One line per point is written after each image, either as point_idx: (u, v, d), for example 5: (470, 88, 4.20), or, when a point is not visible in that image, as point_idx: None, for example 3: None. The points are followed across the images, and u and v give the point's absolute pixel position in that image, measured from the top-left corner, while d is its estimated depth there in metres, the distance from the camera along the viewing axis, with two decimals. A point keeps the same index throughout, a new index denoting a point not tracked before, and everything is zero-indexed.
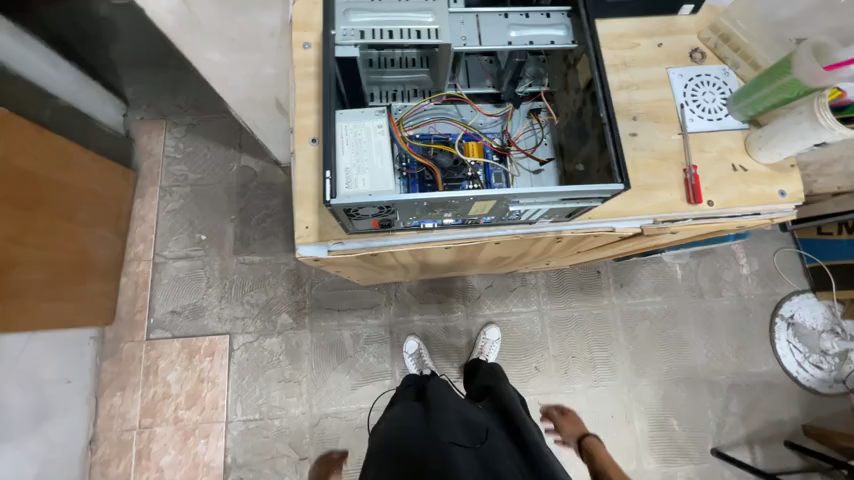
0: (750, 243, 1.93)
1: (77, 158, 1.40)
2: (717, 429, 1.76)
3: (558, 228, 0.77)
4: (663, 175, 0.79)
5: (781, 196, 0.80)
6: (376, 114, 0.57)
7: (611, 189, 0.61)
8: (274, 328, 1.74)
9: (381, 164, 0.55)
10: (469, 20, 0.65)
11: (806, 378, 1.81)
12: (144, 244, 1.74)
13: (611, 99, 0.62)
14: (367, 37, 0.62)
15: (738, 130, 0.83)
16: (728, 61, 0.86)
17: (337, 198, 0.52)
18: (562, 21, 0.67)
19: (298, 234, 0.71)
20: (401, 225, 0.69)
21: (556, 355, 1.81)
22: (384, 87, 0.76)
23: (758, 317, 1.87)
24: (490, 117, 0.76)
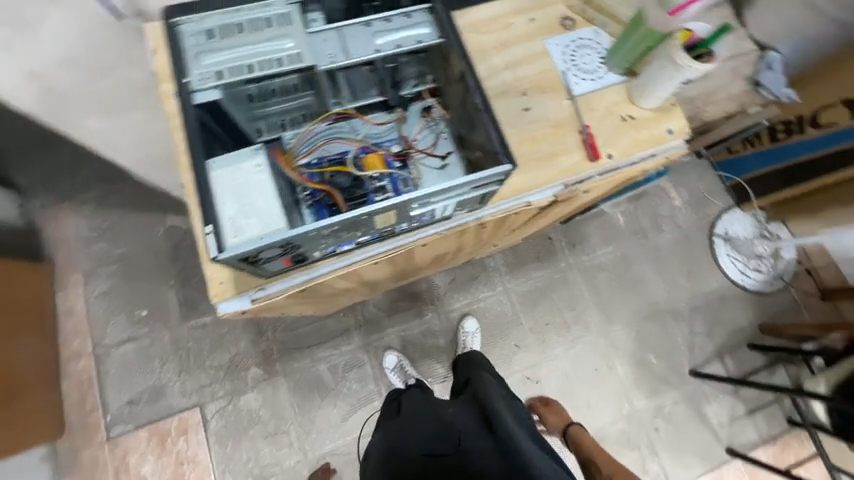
0: (675, 176, 2.07)
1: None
2: (690, 353, 1.89)
3: (477, 216, 0.79)
4: (561, 141, 0.83)
5: (669, 134, 0.86)
6: (252, 153, 0.55)
7: (501, 171, 0.62)
8: (245, 385, 1.65)
9: (267, 204, 0.53)
10: (332, 36, 0.64)
11: (752, 284, 1.97)
12: (79, 338, 1.60)
13: (483, 86, 0.63)
14: (226, 76, 0.57)
15: (619, 84, 0.87)
16: (597, 21, 0.90)
17: (225, 252, 0.50)
18: (425, 18, 0.66)
19: (213, 291, 0.68)
20: (317, 254, 0.68)
21: (531, 328, 1.85)
22: (271, 119, 0.73)
23: (699, 241, 2.02)
24: (384, 125, 0.75)
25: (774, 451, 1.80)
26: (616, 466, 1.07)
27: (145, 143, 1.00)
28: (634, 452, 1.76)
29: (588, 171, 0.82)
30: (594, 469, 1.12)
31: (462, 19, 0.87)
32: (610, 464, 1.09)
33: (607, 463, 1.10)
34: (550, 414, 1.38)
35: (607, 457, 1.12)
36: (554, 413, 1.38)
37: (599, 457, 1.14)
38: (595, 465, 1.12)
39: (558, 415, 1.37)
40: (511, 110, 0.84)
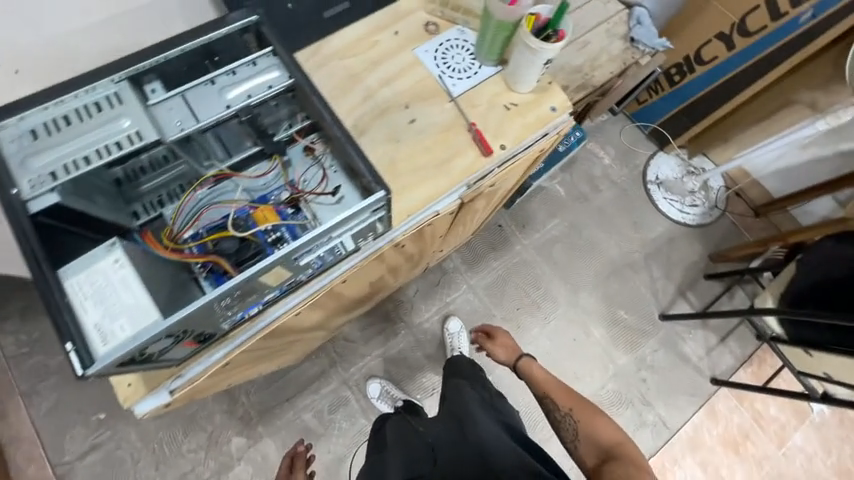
0: (599, 136, 2.15)
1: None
2: (655, 298, 1.96)
3: (389, 238, 0.77)
4: (453, 144, 0.83)
5: (553, 111, 0.88)
6: (107, 248, 0.51)
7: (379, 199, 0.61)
8: (230, 458, 1.56)
9: (134, 299, 0.49)
10: (177, 103, 0.61)
11: (692, 219, 2.07)
12: (35, 464, 1.46)
13: (339, 119, 0.62)
14: (61, 176, 0.53)
15: (494, 75, 0.89)
16: (459, 21, 0.91)
17: (92, 366, 0.46)
18: (272, 62, 0.65)
19: (123, 395, 0.63)
20: (224, 328, 0.64)
21: (504, 317, 1.86)
22: (145, 198, 0.69)
23: (636, 192, 2.10)
24: (267, 174, 0.73)
25: (751, 369, 1.89)
26: (575, 401, 0.97)
27: None
28: (629, 408, 1.80)
29: (485, 166, 0.83)
30: (550, 404, 1.02)
31: (326, 48, 0.87)
32: (567, 398, 0.99)
33: (563, 396, 1.00)
34: (497, 347, 1.24)
35: (564, 390, 1.02)
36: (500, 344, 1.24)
37: (553, 388, 1.03)
38: (550, 399, 1.02)
39: (507, 346, 1.24)
40: (396, 125, 0.83)
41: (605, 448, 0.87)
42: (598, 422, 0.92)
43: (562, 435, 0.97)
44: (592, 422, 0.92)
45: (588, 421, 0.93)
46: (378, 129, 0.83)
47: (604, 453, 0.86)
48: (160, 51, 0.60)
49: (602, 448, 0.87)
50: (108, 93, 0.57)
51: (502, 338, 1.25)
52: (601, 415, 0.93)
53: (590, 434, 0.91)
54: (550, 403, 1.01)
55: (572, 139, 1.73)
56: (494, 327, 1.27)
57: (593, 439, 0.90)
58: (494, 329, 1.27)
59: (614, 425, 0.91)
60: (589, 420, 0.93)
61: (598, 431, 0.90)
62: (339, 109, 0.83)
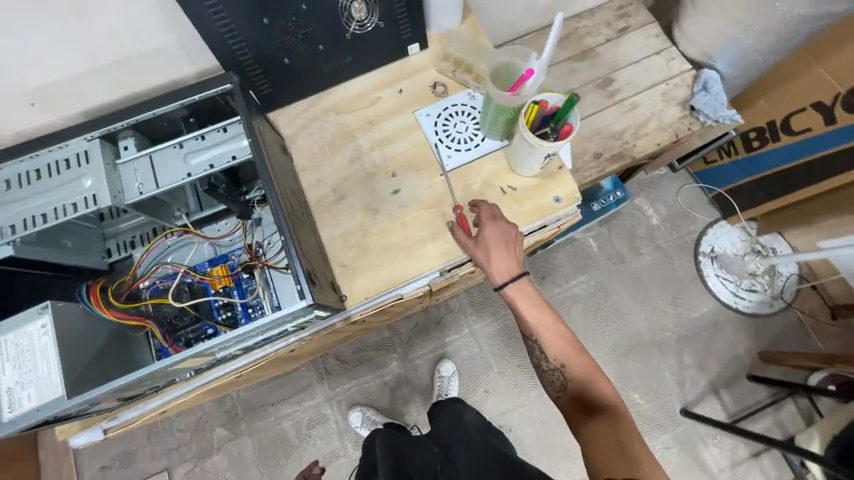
0: (651, 193, 1.92)
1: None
2: (680, 387, 1.73)
3: (344, 315, 0.73)
4: (434, 224, 0.77)
5: (557, 202, 0.78)
6: (39, 311, 0.52)
7: (303, 307, 0.57)
8: (211, 446, 1.67)
9: (48, 370, 0.50)
10: (144, 164, 0.62)
11: (746, 305, 1.79)
12: None
13: (281, 211, 0.58)
14: (19, 229, 0.56)
15: (497, 150, 0.80)
16: (471, 84, 0.85)
17: None
18: (241, 131, 0.63)
19: (60, 429, 0.67)
20: (152, 389, 0.64)
21: (502, 370, 1.74)
22: (122, 237, 0.71)
23: (683, 263, 1.85)
24: (232, 233, 0.72)
25: None
26: (571, 353, 0.71)
27: None
28: None
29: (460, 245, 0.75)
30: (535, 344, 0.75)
31: (326, 100, 0.85)
32: (560, 344, 0.73)
33: (554, 338, 0.74)
34: (479, 250, 0.72)
35: (557, 329, 0.74)
36: (485, 245, 0.72)
37: (543, 326, 0.73)
38: (537, 340, 0.74)
39: (496, 251, 0.72)
40: (378, 194, 0.79)
41: (593, 407, 0.67)
42: (592, 378, 0.70)
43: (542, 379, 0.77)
44: (585, 378, 0.70)
45: (583, 374, 0.71)
46: (359, 195, 0.79)
47: (591, 411, 0.67)
48: (135, 110, 0.61)
49: (590, 407, 0.68)
50: (79, 150, 0.60)
51: (490, 237, 0.72)
52: (596, 368, 0.71)
53: (579, 390, 0.70)
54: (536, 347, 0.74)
55: (610, 198, 1.48)
56: (481, 214, 0.73)
57: (580, 396, 0.70)
58: (482, 217, 0.73)
59: (609, 381, 0.70)
60: (582, 374, 0.71)
61: (590, 390, 0.69)
62: (326, 169, 0.80)
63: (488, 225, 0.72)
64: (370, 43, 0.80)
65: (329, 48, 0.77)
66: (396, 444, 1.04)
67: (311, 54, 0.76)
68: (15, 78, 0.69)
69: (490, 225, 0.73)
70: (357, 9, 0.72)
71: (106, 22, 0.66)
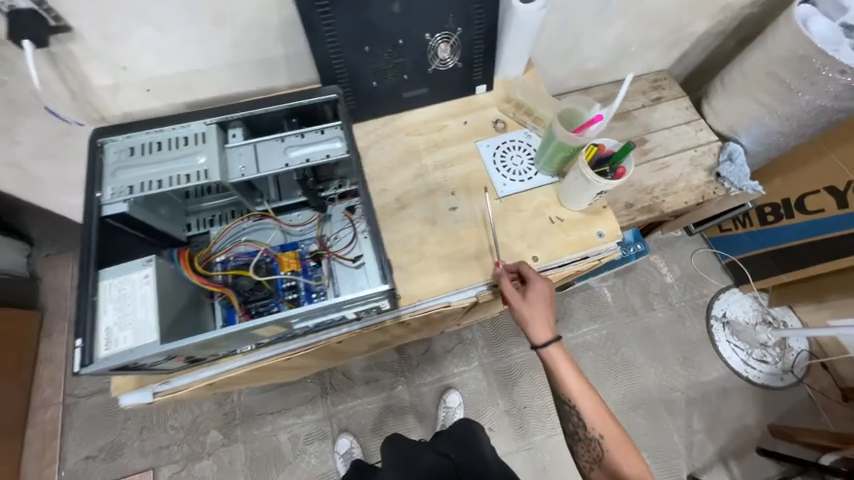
0: (666, 252, 2.00)
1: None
2: (687, 451, 1.69)
3: (395, 314, 0.77)
4: (487, 242, 0.83)
5: (600, 237, 0.84)
6: (143, 263, 0.58)
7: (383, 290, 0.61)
8: (202, 449, 1.62)
9: (145, 316, 0.55)
10: (248, 151, 0.70)
11: (757, 375, 1.79)
12: (52, 387, 1.68)
13: (368, 204, 0.66)
14: (136, 191, 0.63)
15: (548, 185, 0.89)
16: (528, 125, 0.95)
17: (86, 367, 0.51)
18: (336, 134, 0.72)
19: (115, 384, 0.69)
20: (215, 355, 0.67)
21: (508, 410, 1.72)
22: (202, 214, 0.79)
23: (695, 324, 1.88)
24: (305, 224, 0.79)
25: None
26: (608, 426, 0.78)
27: None
28: None
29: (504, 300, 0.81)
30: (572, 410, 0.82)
31: (398, 121, 0.94)
32: (597, 415, 0.79)
33: (591, 408, 0.80)
34: (525, 305, 0.78)
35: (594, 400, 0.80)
36: (532, 302, 0.78)
37: (582, 395, 0.80)
38: (575, 408, 0.80)
39: (541, 307, 0.78)
40: (437, 209, 0.86)
41: None
42: (624, 452, 0.77)
43: (575, 445, 0.83)
44: (619, 453, 0.77)
45: (617, 448, 0.78)
46: (420, 207, 0.86)
47: None
48: (250, 106, 0.71)
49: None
50: (198, 131, 0.68)
51: (539, 294, 0.77)
52: (628, 442, 0.78)
53: (613, 463, 0.77)
54: (574, 414, 0.80)
55: (631, 249, 1.56)
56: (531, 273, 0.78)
57: (613, 468, 0.77)
58: (530, 273, 0.79)
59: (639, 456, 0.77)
60: (616, 445, 0.78)
61: (622, 465, 0.77)
62: (391, 180, 0.88)
63: (537, 282, 0.78)
64: (446, 78, 0.91)
65: (411, 77, 0.88)
66: (409, 451, 1.11)
67: (395, 81, 0.88)
68: (145, 66, 0.80)
69: (538, 282, 0.79)
70: (442, 48, 0.85)
71: (234, 32, 0.78)
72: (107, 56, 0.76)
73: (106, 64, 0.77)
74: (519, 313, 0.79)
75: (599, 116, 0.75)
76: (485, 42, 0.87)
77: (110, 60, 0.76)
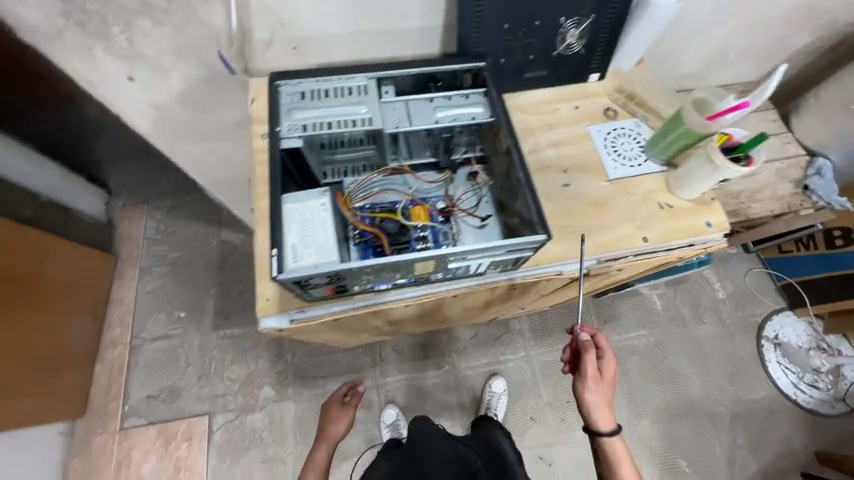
0: (720, 267, 1.98)
1: (35, 243, 1.43)
2: (728, 466, 1.69)
3: (511, 276, 0.81)
4: (599, 218, 0.87)
5: (708, 226, 0.87)
6: (320, 193, 0.64)
7: (537, 240, 0.66)
8: (256, 402, 1.69)
9: (326, 237, 0.61)
10: (400, 106, 0.75)
11: (806, 400, 1.78)
12: (121, 327, 1.77)
13: (527, 163, 0.69)
14: (309, 129, 0.70)
15: (658, 172, 0.92)
16: (639, 114, 0.98)
17: (284, 273, 0.57)
18: (480, 100, 0.78)
19: (259, 306, 0.75)
20: (357, 289, 0.73)
21: (551, 403, 1.74)
22: (336, 165, 0.81)
23: (745, 342, 1.87)
24: (432, 183, 0.84)
25: None
26: None
27: (225, 163, 1.26)
28: None
29: (579, 374, 0.95)
30: None
31: (514, 100, 0.98)
32: None
33: None
34: (599, 383, 0.94)
35: None
36: (605, 381, 0.94)
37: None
38: None
39: (608, 387, 0.94)
40: (551, 184, 0.90)
41: None
42: None
43: None
44: None
45: None
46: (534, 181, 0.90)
47: None
48: (404, 65, 0.76)
49: None
50: (359, 84, 0.74)
51: (612, 377, 0.94)
52: None
53: None
54: None
55: None
56: (609, 355, 0.95)
57: None
58: (604, 354, 0.96)
59: None
60: None
61: None
62: None
63: (609, 363, 0.96)
64: (569, 62, 0.94)
65: (536, 59, 0.92)
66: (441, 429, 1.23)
67: (521, 61, 0.92)
68: (300, 24, 0.86)
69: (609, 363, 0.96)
70: (571, 33, 0.88)
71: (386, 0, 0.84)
72: (272, 10, 0.83)
73: (270, 18, 0.84)
74: (592, 390, 0.94)
75: (743, 102, 0.76)
76: (611, 31, 0.90)
77: (275, 16, 0.84)
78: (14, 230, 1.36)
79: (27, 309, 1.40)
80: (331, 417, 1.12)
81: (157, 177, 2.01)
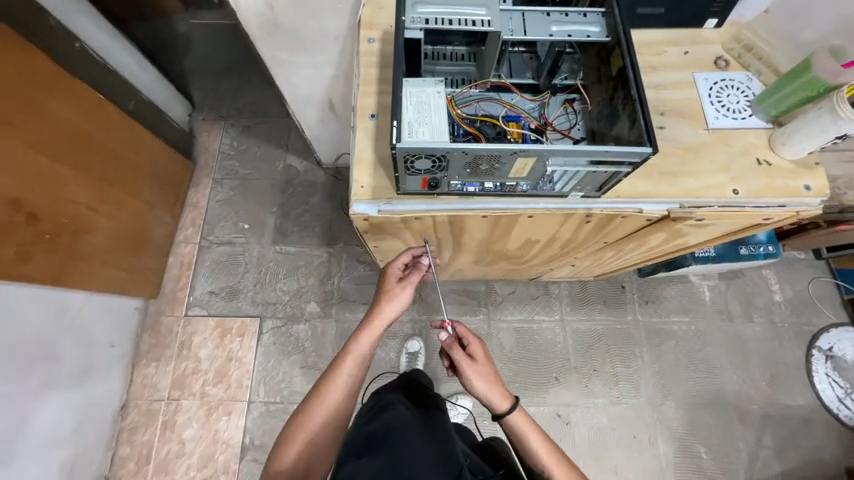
0: (783, 270, 1.88)
1: (132, 134, 1.57)
2: (749, 462, 1.68)
3: (591, 205, 0.83)
4: (689, 164, 0.86)
5: (806, 190, 0.84)
6: (436, 82, 0.68)
7: (641, 153, 0.67)
8: (302, 315, 1.83)
9: (439, 120, 0.66)
10: (516, 16, 0.76)
11: (849, 416, 1.71)
12: (193, 228, 1.94)
13: (642, 81, 0.70)
14: (430, 24, 0.72)
15: (761, 129, 0.88)
16: (752, 68, 0.93)
17: (402, 142, 0.63)
18: (597, 20, 0.76)
19: (354, 192, 0.81)
20: (447, 187, 0.78)
21: (578, 367, 1.78)
22: (436, 75, 0.83)
23: (794, 348, 1.79)
24: (529, 103, 0.85)
25: None
26: None
27: (313, 78, 1.32)
28: None
29: (456, 367, 0.97)
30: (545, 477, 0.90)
31: None
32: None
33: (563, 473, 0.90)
34: (474, 366, 0.95)
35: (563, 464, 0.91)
36: (479, 362, 0.96)
37: (551, 458, 0.90)
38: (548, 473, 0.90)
39: (486, 365, 0.96)
40: None
41: None
42: None
43: None
44: None
45: None
46: None
47: None
48: None
49: None
50: None
51: (483, 356, 0.97)
52: None
53: None
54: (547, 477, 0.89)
55: (761, 248, 1.53)
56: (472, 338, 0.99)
57: None
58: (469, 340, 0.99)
59: None
60: None
61: None
62: None
63: (477, 347, 0.99)
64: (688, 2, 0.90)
65: None
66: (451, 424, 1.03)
67: None
68: None
69: (478, 346, 0.99)
70: None
71: None
72: None
73: None
74: (471, 375, 0.94)
75: None
76: None
77: None
78: (119, 117, 1.51)
79: (121, 192, 1.57)
80: (388, 295, 0.93)
81: (235, 96, 2.11)
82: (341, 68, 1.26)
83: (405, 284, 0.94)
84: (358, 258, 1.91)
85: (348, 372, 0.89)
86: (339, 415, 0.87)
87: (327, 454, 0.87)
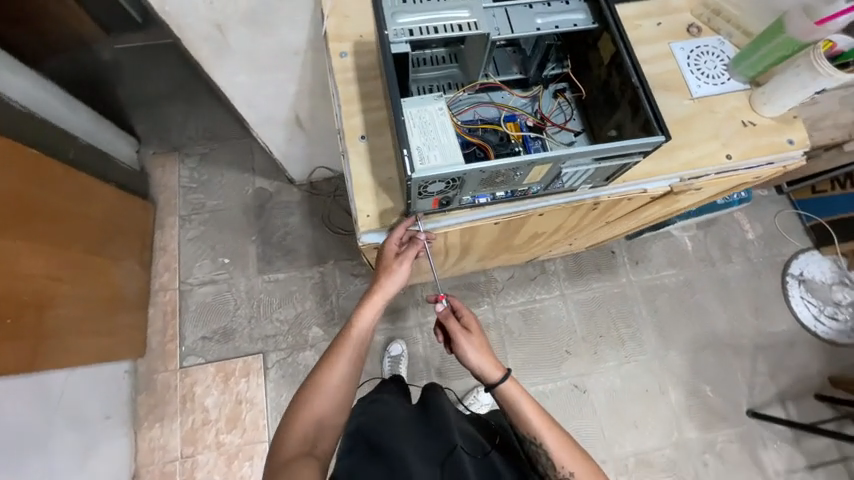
0: (751, 209, 2.01)
1: (78, 186, 1.41)
2: (749, 391, 1.82)
3: (598, 193, 0.83)
4: (682, 136, 0.87)
5: (790, 144, 0.87)
6: (436, 99, 0.65)
7: (654, 141, 0.67)
8: (305, 342, 1.76)
9: (448, 140, 0.62)
10: (499, 13, 0.72)
11: (825, 331, 1.88)
12: (169, 273, 1.80)
13: (640, 67, 0.69)
14: (415, 34, 0.68)
15: (741, 91, 0.90)
16: (722, 31, 0.95)
17: (418, 172, 0.59)
18: (580, 6, 0.74)
19: (360, 222, 0.77)
20: (458, 202, 0.75)
21: (585, 336, 1.84)
22: (421, 85, 0.79)
23: (770, 280, 1.94)
24: (521, 99, 0.82)
25: None
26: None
27: (276, 97, 1.22)
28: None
29: (451, 339, 0.95)
30: (539, 448, 0.87)
31: None
32: (563, 449, 0.85)
33: (558, 443, 0.86)
34: (466, 337, 0.94)
35: (558, 434, 0.86)
36: (472, 333, 0.94)
37: (545, 427, 0.87)
38: (541, 443, 0.86)
39: (478, 336, 0.95)
40: None
41: None
42: None
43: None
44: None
45: None
46: None
47: None
48: None
49: None
50: None
51: (476, 327, 0.95)
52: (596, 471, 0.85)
53: None
54: (541, 447, 0.85)
55: (735, 195, 1.62)
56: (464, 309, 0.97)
57: None
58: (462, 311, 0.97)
59: None
60: None
61: None
62: None
63: (470, 318, 0.97)
64: None
65: None
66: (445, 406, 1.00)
67: None
68: None
69: (471, 318, 0.97)
70: None
71: None
72: None
73: None
74: (463, 346, 0.93)
75: None
76: None
77: None
78: (61, 171, 1.35)
79: (81, 252, 1.42)
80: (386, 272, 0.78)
81: (183, 123, 1.94)
82: (306, 83, 1.17)
83: (403, 260, 0.79)
84: (351, 271, 1.85)
85: (349, 350, 0.82)
86: (343, 395, 0.80)
87: (336, 430, 0.80)
